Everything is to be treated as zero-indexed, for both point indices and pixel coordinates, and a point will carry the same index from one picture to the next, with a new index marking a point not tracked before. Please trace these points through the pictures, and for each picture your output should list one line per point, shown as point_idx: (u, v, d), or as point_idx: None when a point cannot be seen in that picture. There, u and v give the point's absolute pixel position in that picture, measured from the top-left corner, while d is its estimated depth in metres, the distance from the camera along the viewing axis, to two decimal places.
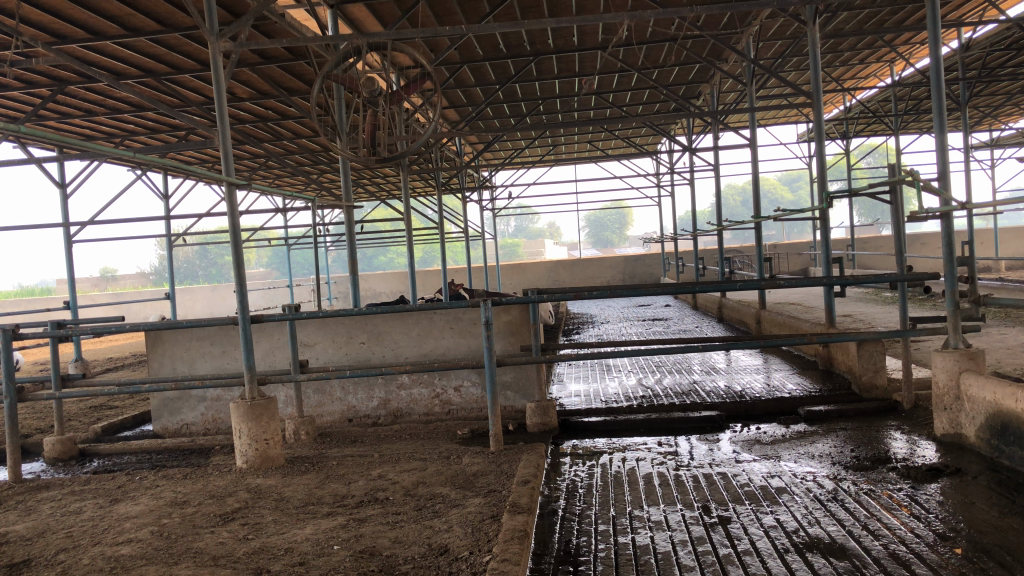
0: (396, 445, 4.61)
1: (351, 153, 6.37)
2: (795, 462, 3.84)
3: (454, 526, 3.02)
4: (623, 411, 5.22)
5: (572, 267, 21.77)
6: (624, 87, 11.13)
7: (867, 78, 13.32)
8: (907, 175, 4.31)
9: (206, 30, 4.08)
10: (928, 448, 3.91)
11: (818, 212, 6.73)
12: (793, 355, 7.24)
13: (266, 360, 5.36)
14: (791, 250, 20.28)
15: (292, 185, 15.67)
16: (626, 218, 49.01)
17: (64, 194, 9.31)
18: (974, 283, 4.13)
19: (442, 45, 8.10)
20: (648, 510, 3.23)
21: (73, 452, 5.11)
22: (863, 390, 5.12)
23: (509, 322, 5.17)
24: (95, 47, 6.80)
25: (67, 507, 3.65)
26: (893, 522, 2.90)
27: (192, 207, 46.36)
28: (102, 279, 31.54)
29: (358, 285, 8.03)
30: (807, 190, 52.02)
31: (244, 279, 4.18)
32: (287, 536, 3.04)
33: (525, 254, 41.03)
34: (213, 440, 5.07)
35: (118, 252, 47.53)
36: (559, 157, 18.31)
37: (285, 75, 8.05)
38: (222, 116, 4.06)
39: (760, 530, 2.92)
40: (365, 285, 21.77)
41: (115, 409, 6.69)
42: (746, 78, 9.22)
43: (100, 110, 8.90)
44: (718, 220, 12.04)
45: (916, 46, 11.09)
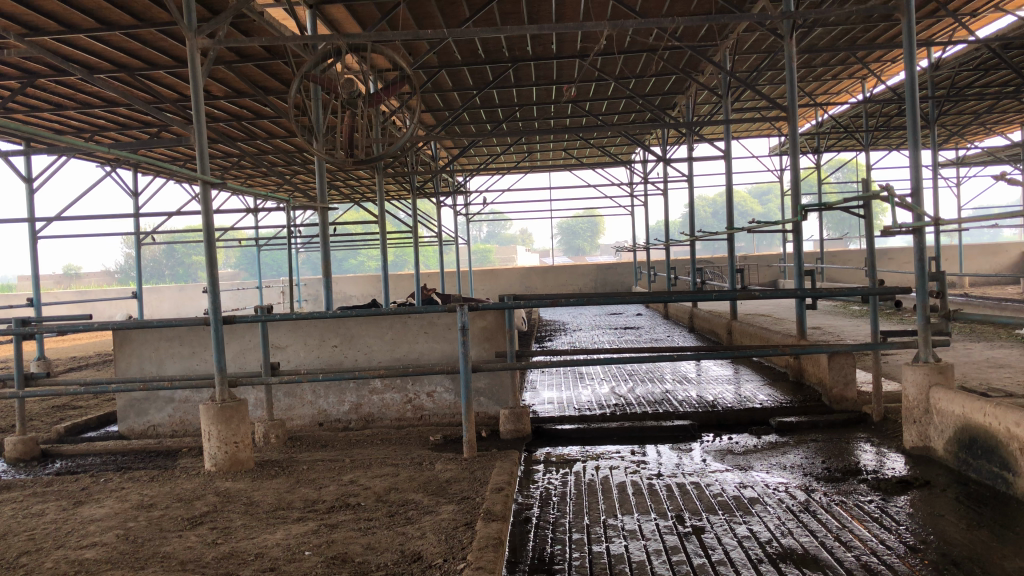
0: (367, 450, 4.56)
1: (327, 155, 6.31)
2: (767, 473, 3.86)
3: (427, 532, 3.00)
4: (596, 419, 5.22)
5: (544, 274, 21.80)
6: (601, 95, 11.18)
7: (839, 94, 13.52)
8: (881, 190, 4.36)
9: (183, 26, 4.02)
10: (896, 460, 3.96)
11: (791, 225, 6.78)
12: (764, 366, 7.29)
13: (237, 362, 5.29)
14: (761, 261, 20.48)
15: (264, 185, 15.53)
16: (598, 226, 49.21)
17: (31, 188, 9.13)
18: (945, 299, 4.18)
19: (420, 48, 8.09)
20: (622, 519, 3.22)
21: (35, 452, 4.99)
22: (833, 402, 5.17)
23: (484, 328, 5.15)
24: (68, 40, 6.69)
25: (29, 509, 3.56)
26: (865, 534, 2.92)
27: (161, 205, 45.80)
28: (67, 277, 30.99)
29: (330, 288, 7.96)
30: (777, 203, 52.59)
31: (217, 279, 4.12)
32: (257, 541, 2.99)
33: (497, 259, 41.04)
34: (180, 442, 4.99)
35: (85, 249, 46.77)
36: (534, 164, 18.34)
37: (262, 74, 7.98)
38: (198, 113, 3.99)
39: (733, 540, 2.93)
40: (336, 288, 21.62)
41: (79, 409, 6.56)
42: (722, 90, 9.31)
43: (71, 104, 8.75)
44: (691, 230, 12.13)
45: (888, 64, 11.28)
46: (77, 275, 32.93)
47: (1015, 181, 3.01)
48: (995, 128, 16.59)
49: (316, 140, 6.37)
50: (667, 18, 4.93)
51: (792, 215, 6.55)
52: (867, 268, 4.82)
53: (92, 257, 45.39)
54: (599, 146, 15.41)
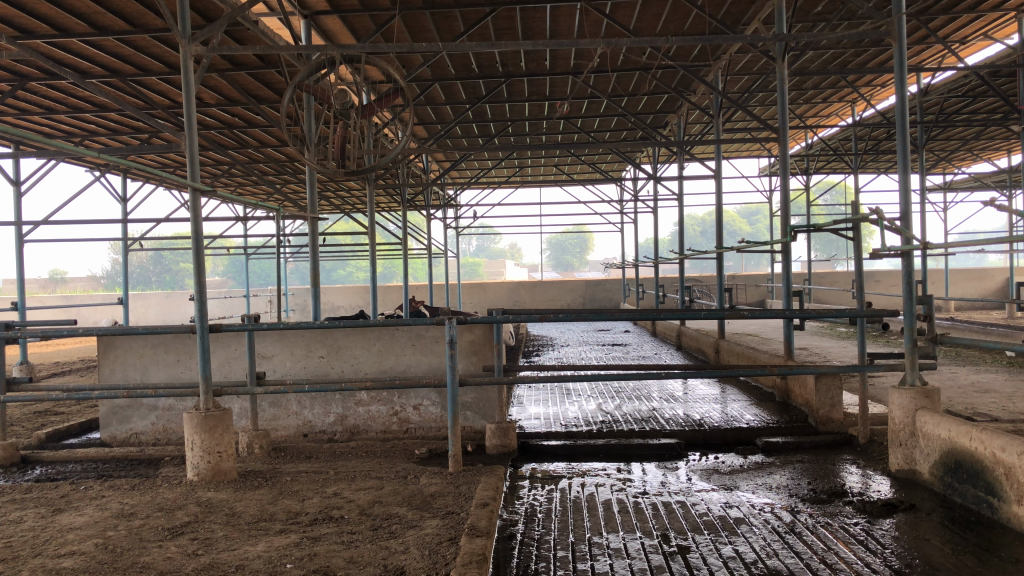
0: (352, 463, 4.53)
1: (318, 165, 6.30)
2: (753, 493, 3.86)
3: (411, 547, 2.97)
4: (582, 435, 5.20)
5: (533, 288, 21.79)
6: (593, 112, 11.24)
7: (829, 117, 13.63)
8: (870, 213, 4.37)
9: (177, 33, 4.01)
10: (882, 483, 3.96)
11: (780, 245, 6.80)
12: (750, 386, 7.30)
13: (222, 371, 5.25)
14: (749, 281, 20.54)
15: (254, 193, 15.49)
16: (587, 242, 49.30)
17: (18, 191, 9.06)
18: (932, 322, 4.19)
19: (414, 61, 8.11)
20: (607, 537, 3.21)
21: (15, 458, 4.92)
22: (819, 423, 5.18)
23: (471, 342, 5.13)
24: (61, 44, 6.67)
25: (6, 516, 3.51)
26: (850, 556, 2.92)
27: (149, 211, 45.59)
28: (53, 282, 30.78)
29: (317, 298, 7.91)
30: (765, 223, 52.87)
31: (204, 287, 4.09)
32: (239, 553, 2.95)
33: (486, 273, 41.07)
34: (163, 451, 4.94)
35: (71, 254, 46.50)
36: (525, 179, 18.38)
37: (255, 83, 7.97)
38: (189, 120, 3.98)
39: (719, 560, 2.92)
40: (324, 298, 21.55)
41: (60, 415, 6.49)
42: (713, 110, 9.36)
43: (62, 108, 8.71)
44: (680, 248, 12.17)
45: (877, 88, 11.39)
46: (63, 279, 32.72)
47: (1004, 207, 3.03)
48: (982, 154, 16.74)
49: (308, 150, 6.35)
50: (661, 37, 4.96)
51: (781, 236, 6.57)
52: (856, 290, 4.82)
53: (78, 261, 45.09)
54: (590, 162, 15.47)
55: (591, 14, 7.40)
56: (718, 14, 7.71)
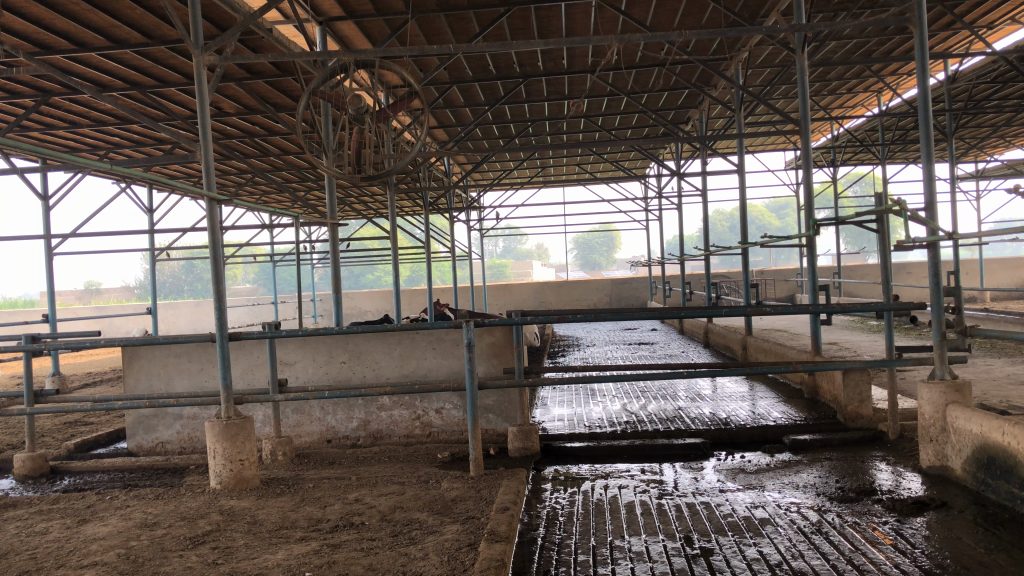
0: (374, 468, 4.51)
1: (336, 170, 6.30)
2: (780, 493, 3.78)
3: (430, 553, 2.95)
4: (606, 436, 5.15)
5: (558, 289, 21.72)
6: (613, 110, 11.19)
7: (855, 107, 13.42)
8: (895, 204, 4.27)
9: (190, 43, 4.03)
10: (913, 480, 3.87)
11: (805, 240, 6.69)
12: (779, 383, 7.19)
13: (245, 379, 5.28)
14: (778, 276, 20.28)
15: (278, 201, 15.61)
16: (614, 241, 49.14)
17: (47, 206, 9.19)
18: (962, 314, 4.08)
19: (430, 64, 8.11)
20: (629, 540, 3.16)
21: (44, 469, 4.98)
22: (848, 419, 5.08)
23: (492, 344, 5.11)
24: (80, 58, 6.75)
25: (32, 527, 3.54)
26: (879, 557, 2.84)
27: (177, 221, 46.16)
28: (87, 293, 31.29)
29: (340, 303, 7.92)
30: (794, 217, 52.32)
31: (223, 295, 4.10)
32: (258, 561, 2.95)
33: (513, 274, 41.08)
34: (188, 459, 4.98)
35: (104, 265, 47.21)
36: (548, 179, 18.33)
37: (273, 90, 8.02)
38: (204, 129, 3.99)
39: (743, 562, 2.86)
40: (351, 303, 21.66)
41: (89, 426, 6.57)
42: (735, 105, 9.24)
43: (86, 122, 8.83)
44: (706, 245, 12.03)
45: (903, 77, 11.17)
46: (97, 290, 33.26)
47: None
48: (1014, 140, 16.41)
49: (326, 157, 6.36)
50: (675, 31, 4.87)
51: (806, 229, 6.45)
52: (882, 282, 4.71)
53: (111, 272, 45.82)
54: (613, 160, 15.39)
55: (607, 11, 7.36)
56: (736, 6, 7.62)
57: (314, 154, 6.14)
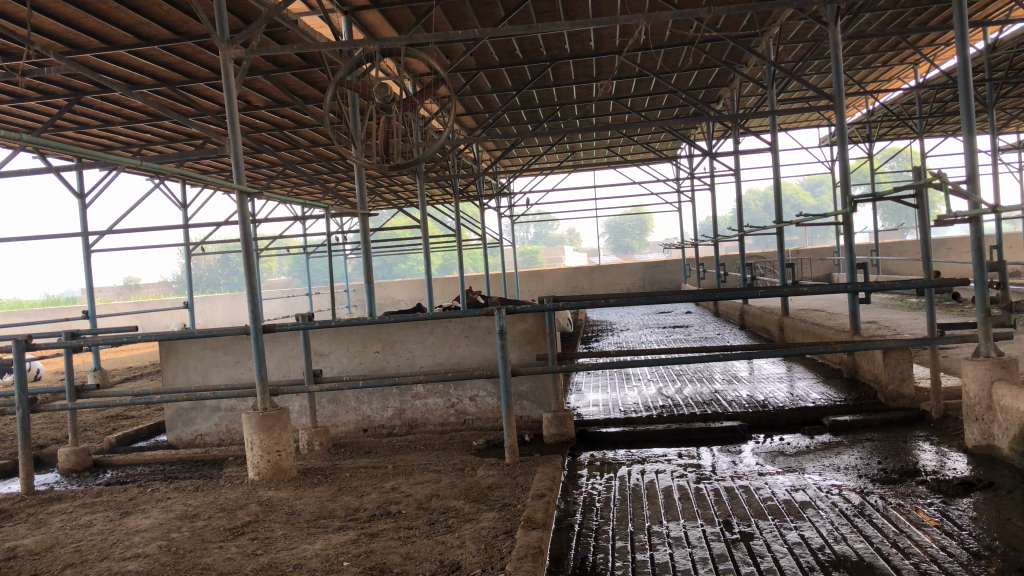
0: (410, 457, 4.52)
1: (365, 161, 6.30)
2: (820, 475, 3.72)
3: (467, 542, 2.93)
4: (642, 421, 5.10)
5: (591, 274, 21.64)
6: (642, 91, 11.07)
7: (891, 81, 13.12)
8: (934, 177, 4.15)
9: (216, 38, 4.03)
10: (958, 461, 3.77)
11: (841, 217, 6.55)
12: (817, 364, 7.09)
13: (280, 370, 5.31)
14: (814, 254, 19.98)
15: (310, 193, 15.71)
16: (646, 224, 48.89)
17: (83, 203, 9.32)
18: (1006, 289, 3.96)
19: (457, 51, 8.08)
20: (667, 525, 3.12)
21: (87, 463, 5.07)
22: (889, 400, 4.99)
23: (525, 331, 5.08)
24: (110, 56, 6.83)
25: (77, 520, 3.60)
26: (924, 540, 2.77)
27: (210, 215, 46.72)
28: (126, 289, 31.91)
29: (373, 293, 7.92)
30: (828, 195, 51.57)
31: (256, 287, 4.12)
32: (297, 551, 2.97)
33: (544, 260, 41.05)
34: (227, 451, 5.03)
35: (142, 262, 48.02)
36: (578, 164, 18.21)
37: (300, 82, 8.05)
38: (232, 123, 4.00)
39: (783, 547, 2.81)
40: (384, 293, 21.77)
41: (130, 419, 6.69)
42: (766, 81, 9.08)
43: (118, 119, 8.94)
44: (739, 226, 11.87)
45: (940, 47, 10.90)
46: (135, 285, 33.81)
47: None
48: None
49: (355, 147, 6.36)
50: (705, 7, 4.73)
51: (842, 207, 6.30)
52: (922, 259, 4.58)
53: (149, 268, 46.60)
54: (643, 143, 15.25)
55: None
56: None
57: (342, 144, 6.12)
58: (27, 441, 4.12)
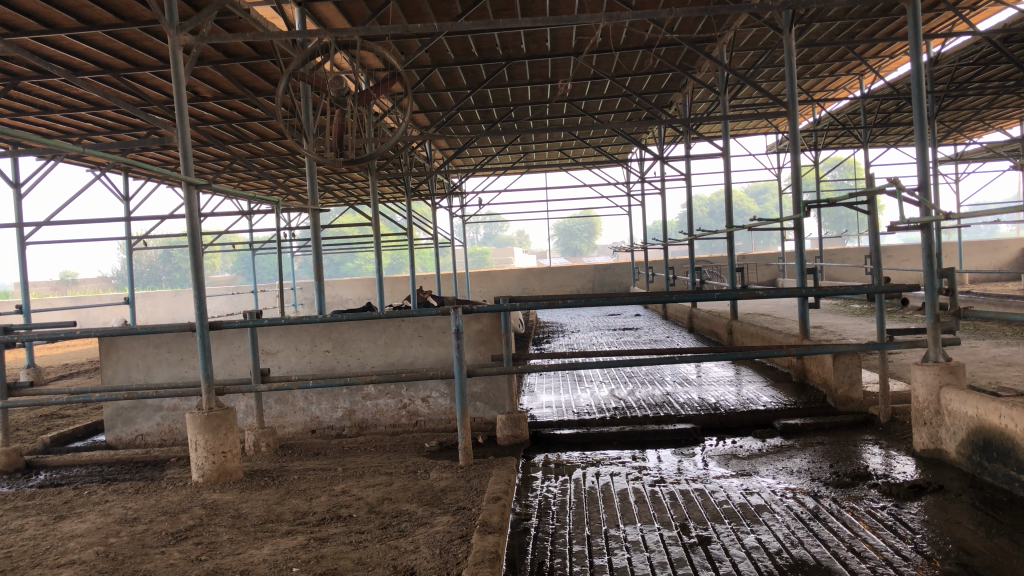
0: (361, 459, 4.42)
1: (317, 156, 6.15)
2: (773, 478, 3.74)
3: (421, 546, 2.86)
4: (595, 424, 5.07)
5: (541, 275, 21.68)
6: (596, 94, 11.11)
7: (838, 90, 13.40)
8: (885, 185, 4.20)
9: (165, 23, 3.88)
10: (906, 464, 3.83)
11: (792, 223, 6.61)
12: (766, 367, 7.16)
13: (226, 369, 5.16)
14: (761, 259, 20.31)
15: (258, 188, 15.40)
16: (594, 227, 49.23)
17: (18, 193, 8.95)
18: (955, 295, 4.01)
19: (412, 46, 7.98)
20: (624, 529, 3.09)
21: (19, 464, 4.84)
22: (839, 404, 5.05)
23: (479, 331, 5.02)
24: (52, 41, 6.59)
25: (8, 524, 3.43)
26: (879, 543, 2.79)
27: (152, 208, 45.53)
28: (62, 284, 30.96)
29: (321, 288, 7.74)
30: (774, 202, 52.68)
31: (203, 284, 3.97)
32: (244, 557, 2.85)
33: (494, 261, 41.09)
34: (169, 452, 4.86)
35: (80, 256, 46.57)
36: (530, 165, 18.22)
37: (251, 74, 7.88)
38: (181, 113, 3.86)
39: (742, 551, 2.80)
40: (332, 292, 21.48)
41: (66, 419, 6.43)
42: (719, 86, 9.16)
43: (57, 107, 8.63)
44: (689, 229, 11.97)
45: (886, 59, 11.17)
46: (72, 280, 32.77)
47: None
48: (994, 123, 16.53)
49: (306, 142, 6.21)
50: (665, 8, 4.67)
51: (793, 212, 6.35)
52: (872, 264, 4.60)
53: (88, 263, 45.21)
54: (596, 146, 15.32)
55: None
56: None
57: (294, 139, 5.96)
58: None
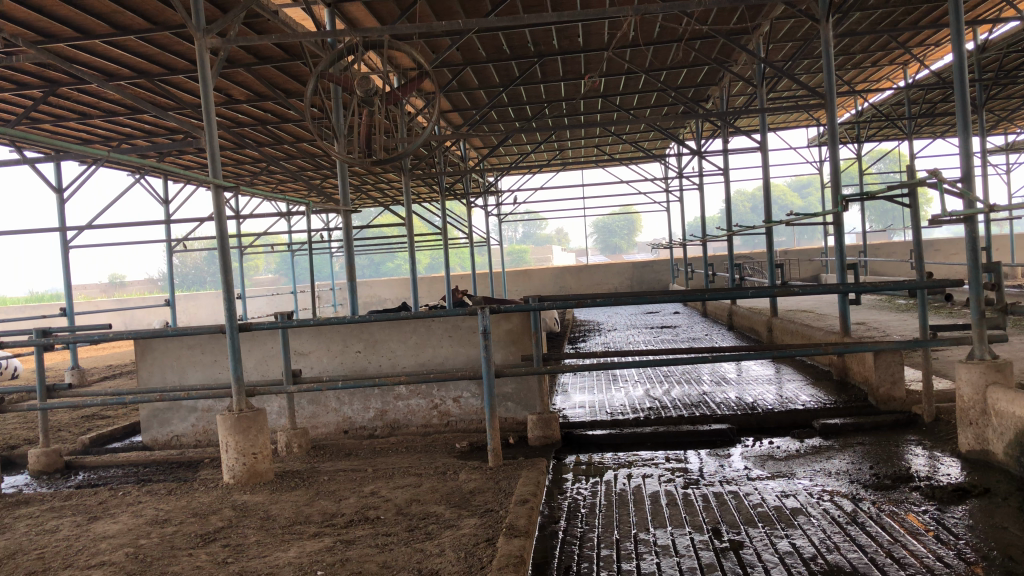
0: (391, 459, 4.41)
1: (347, 156, 6.13)
2: (811, 480, 3.63)
3: (447, 549, 2.82)
4: (629, 424, 5.00)
5: (578, 274, 21.57)
6: (631, 89, 11.01)
7: (881, 81, 13.10)
8: (926, 176, 4.04)
9: (191, 26, 3.89)
10: (951, 466, 3.69)
11: (831, 218, 6.44)
12: (807, 366, 7.01)
13: (259, 370, 5.19)
14: (803, 255, 19.95)
15: (295, 189, 15.55)
16: (634, 224, 48.98)
17: (61, 198, 9.12)
18: (1001, 291, 3.85)
19: (442, 45, 7.97)
20: (654, 533, 3.02)
21: (59, 465, 4.91)
22: (880, 403, 4.90)
23: (509, 331, 4.97)
24: (86, 47, 6.70)
25: (43, 525, 3.47)
26: (919, 549, 2.68)
27: (195, 211, 46.34)
28: (110, 286, 31.64)
29: (354, 289, 7.75)
30: (817, 196, 51.92)
31: (232, 285, 3.98)
32: (269, 560, 2.84)
33: (533, 260, 41.15)
34: (203, 453, 4.90)
35: (126, 259, 47.53)
36: (566, 162, 18.11)
37: (283, 76, 7.94)
38: (208, 116, 3.87)
39: (775, 556, 2.71)
40: (370, 292, 21.62)
41: (106, 419, 6.53)
42: (757, 80, 8.99)
43: (96, 113, 8.79)
44: (729, 225, 11.72)
45: (931, 47, 10.87)
46: (119, 283, 33.40)
47: None
48: None
49: (336, 142, 6.20)
50: (695, 0, 4.54)
51: (831, 207, 6.19)
52: (914, 259, 4.43)
53: (135, 265, 46.11)
54: (633, 141, 15.16)
55: None
56: None
57: (324, 139, 5.95)
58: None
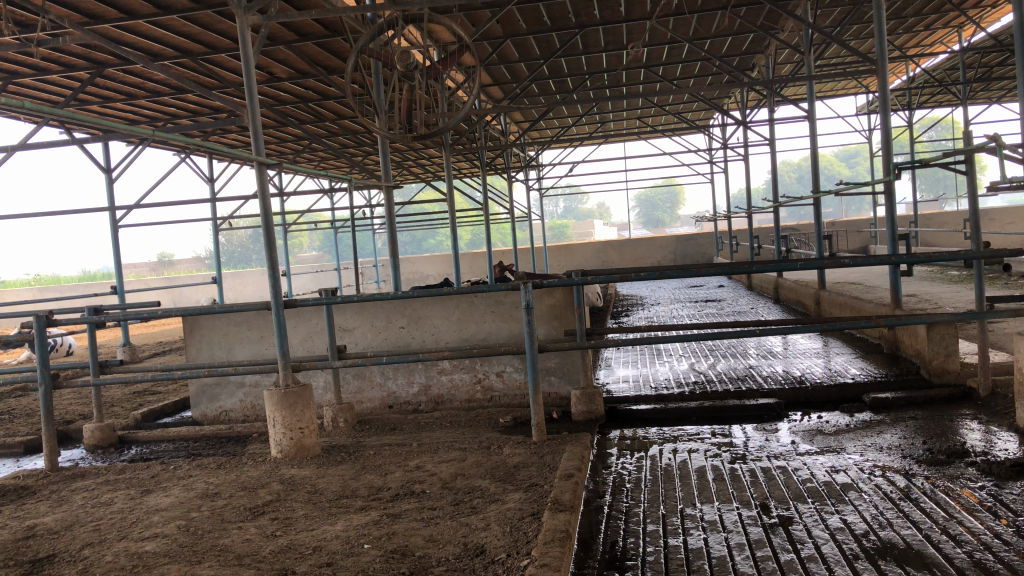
0: (435, 434, 4.42)
1: (388, 132, 6.12)
2: (862, 455, 3.55)
3: (491, 524, 2.82)
4: (674, 399, 4.95)
5: (620, 248, 21.43)
6: (674, 58, 10.82)
7: (934, 45, 12.69)
8: (984, 141, 3.88)
9: (233, 4, 3.89)
10: (1009, 441, 3.58)
11: (882, 187, 6.27)
12: (856, 338, 6.87)
13: (304, 347, 5.24)
14: (851, 226, 19.53)
15: (338, 166, 15.66)
16: (677, 197, 48.45)
17: (109, 177, 9.29)
18: None
19: (481, 18, 7.90)
20: (701, 508, 2.99)
21: (112, 439, 5.02)
22: (933, 376, 4.78)
23: (552, 306, 4.95)
24: (130, 28, 6.79)
25: (98, 498, 3.55)
26: (976, 526, 2.61)
27: (240, 190, 47.00)
28: (159, 265, 32.33)
29: (396, 264, 7.77)
30: (866, 166, 50.79)
31: (277, 262, 4.01)
32: (317, 533, 2.87)
33: (574, 235, 40.99)
34: (251, 428, 4.98)
35: (174, 238, 48.46)
36: (608, 135, 17.95)
37: (323, 53, 7.96)
38: (251, 93, 3.88)
39: (825, 532, 2.66)
40: (412, 268, 21.75)
41: (156, 396, 6.66)
42: (805, 47, 8.77)
43: (141, 93, 8.91)
44: (775, 196, 11.38)
45: (987, 8, 10.49)
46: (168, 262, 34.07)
47: None
48: None
49: (377, 118, 6.19)
50: None
51: (882, 176, 6.02)
52: (970, 229, 4.28)
53: (183, 244, 47.01)
54: (675, 112, 14.95)
55: None
56: None
57: (364, 115, 5.95)
58: (50, 418, 4.10)
